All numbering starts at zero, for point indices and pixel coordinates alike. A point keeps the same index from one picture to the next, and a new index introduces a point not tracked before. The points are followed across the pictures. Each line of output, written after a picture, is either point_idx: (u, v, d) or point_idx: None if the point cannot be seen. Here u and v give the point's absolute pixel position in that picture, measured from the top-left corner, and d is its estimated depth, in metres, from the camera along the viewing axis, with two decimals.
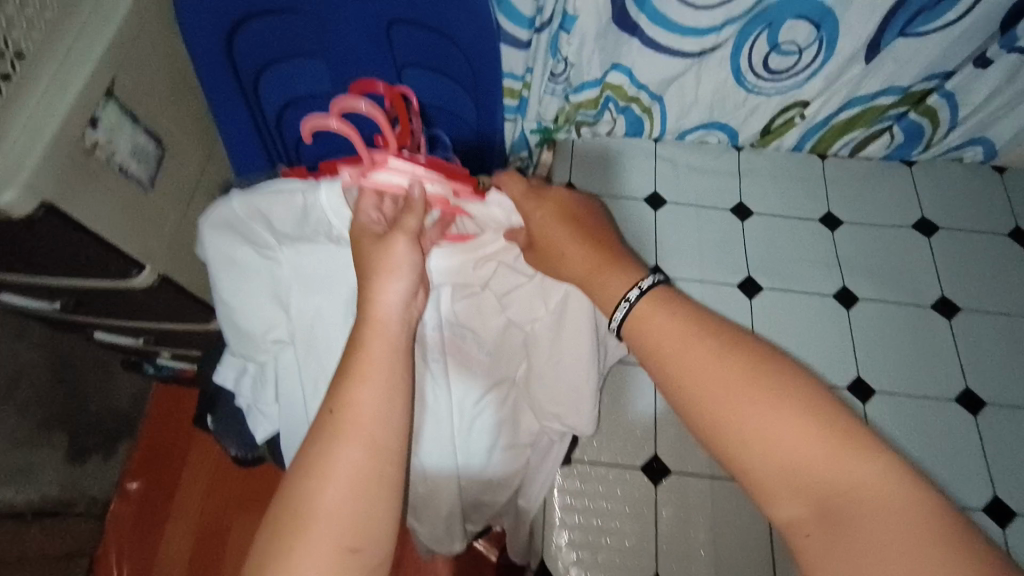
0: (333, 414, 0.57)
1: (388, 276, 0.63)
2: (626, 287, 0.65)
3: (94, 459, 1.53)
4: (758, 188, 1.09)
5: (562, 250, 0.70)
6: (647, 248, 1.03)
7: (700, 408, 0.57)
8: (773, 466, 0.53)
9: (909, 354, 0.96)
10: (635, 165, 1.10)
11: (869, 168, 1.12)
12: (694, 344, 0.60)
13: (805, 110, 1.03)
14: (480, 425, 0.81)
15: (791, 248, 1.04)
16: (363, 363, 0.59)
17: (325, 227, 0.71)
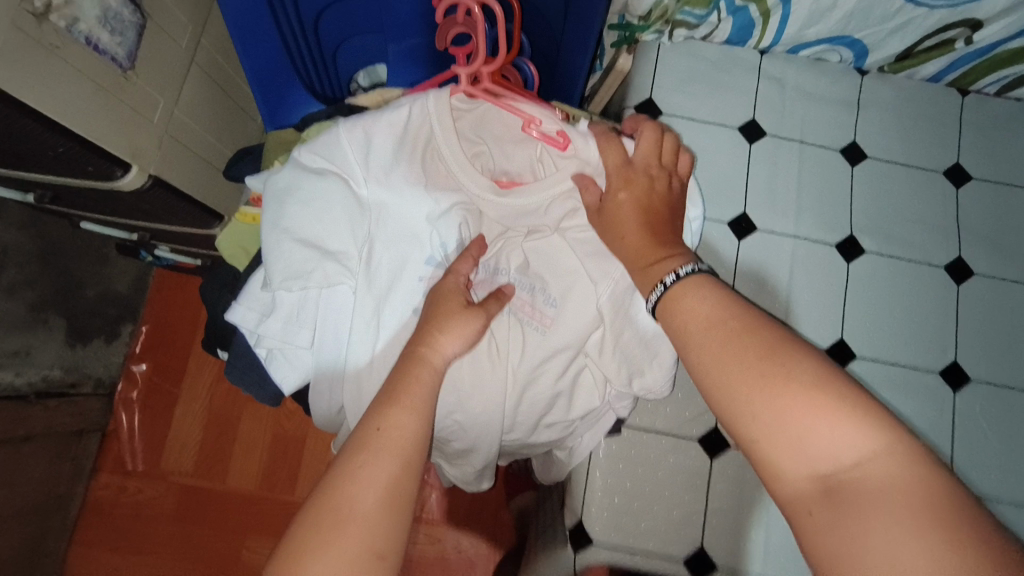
0: (379, 433, 0.53)
1: (461, 322, 0.62)
2: (674, 263, 0.59)
3: (96, 342, 1.46)
4: (878, 125, 0.90)
5: (619, 223, 0.63)
6: (736, 191, 0.86)
7: (715, 375, 0.52)
8: (768, 433, 0.48)
9: (1016, 345, 0.84)
10: (734, 81, 0.89)
11: (1017, 112, 0.91)
12: (715, 315, 0.54)
13: (972, 35, 0.80)
14: (535, 388, 0.69)
15: (905, 206, 0.87)
16: (410, 392, 0.56)
17: (423, 156, 0.66)
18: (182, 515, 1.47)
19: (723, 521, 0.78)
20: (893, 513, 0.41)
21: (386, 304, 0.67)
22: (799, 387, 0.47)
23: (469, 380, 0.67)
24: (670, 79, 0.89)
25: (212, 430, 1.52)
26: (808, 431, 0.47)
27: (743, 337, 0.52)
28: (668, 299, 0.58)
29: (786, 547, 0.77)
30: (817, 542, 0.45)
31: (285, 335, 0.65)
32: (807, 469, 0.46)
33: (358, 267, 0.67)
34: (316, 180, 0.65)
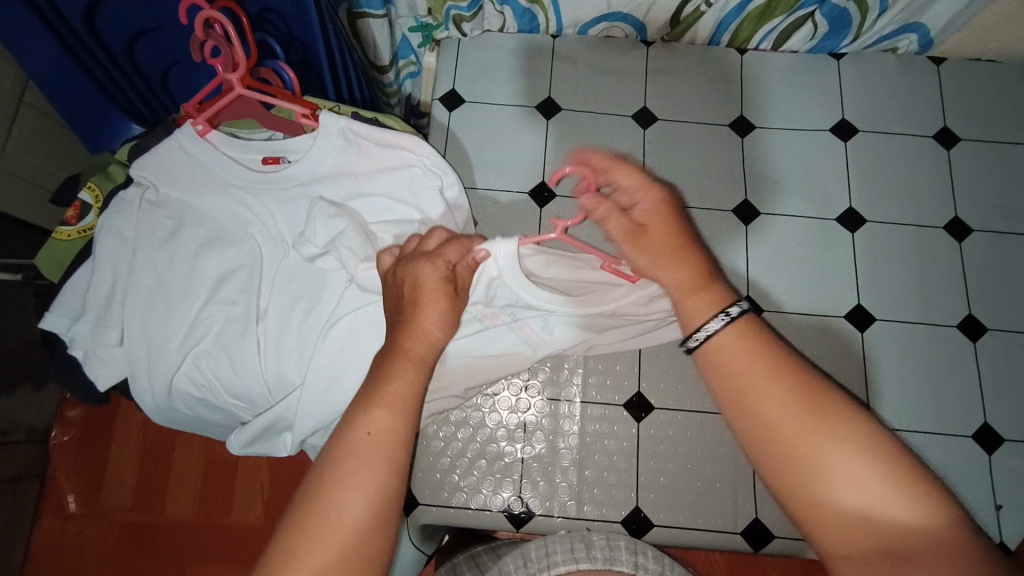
0: (368, 439, 0.51)
1: (437, 312, 0.60)
2: (708, 314, 0.55)
3: (25, 388, 1.12)
4: (666, 88, 0.98)
5: (652, 255, 0.59)
6: (537, 163, 0.94)
7: (782, 446, 0.49)
8: (801, 475, 0.48)
9: (804, 272, 0.91)
10: (530, 65, 0.98)
11: (792, 62, 1.00)
12: (780, 383, 0.51)
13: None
14: (338, 358, 0.71)
15: (693, 158, 0.95)
16: (389, 393, 0.54)
17: (376, 159, 0.75)
18: (129, 555, 1.16)
19: (540, 465, 0.83)
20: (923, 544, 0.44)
21: (188, 300, 0.74)
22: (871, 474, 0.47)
23: (270, 374, 0.73)
24: (470, 70, 0.98)
25: (146, 460, 1.21)
26: (848, 481, 0.47)
27: (791, 387, 0.50)
28: (723, 347, 0.54)
29: (598, 485, 0.82)
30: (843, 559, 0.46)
31: (93, 335, 0.72)
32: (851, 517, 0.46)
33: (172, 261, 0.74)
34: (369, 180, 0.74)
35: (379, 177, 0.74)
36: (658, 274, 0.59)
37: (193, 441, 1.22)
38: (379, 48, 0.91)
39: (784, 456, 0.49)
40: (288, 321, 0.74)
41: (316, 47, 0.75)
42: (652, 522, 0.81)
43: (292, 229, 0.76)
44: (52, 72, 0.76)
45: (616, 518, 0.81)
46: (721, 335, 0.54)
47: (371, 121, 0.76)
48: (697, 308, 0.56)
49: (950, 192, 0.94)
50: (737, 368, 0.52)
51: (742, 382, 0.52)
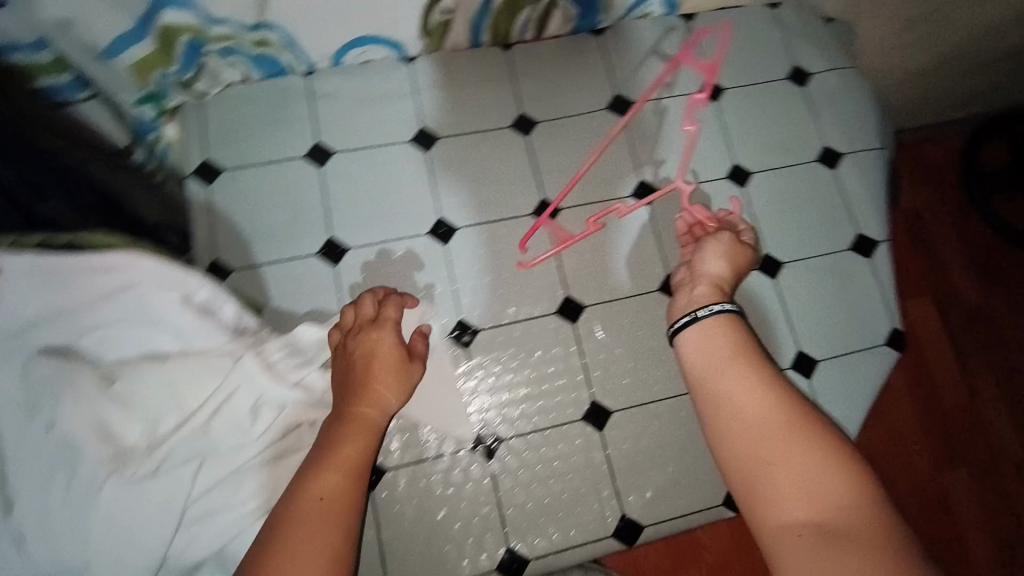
0: (320, 503, 0.52)
1: (388, 384, 0.63)
2: (707, 302, 0.63)
3: None
4: (440, 103, 0.94)
5: (724, 260, 0.68)
6: (321, 218, 0.87)
7: (745, 419, 0.53)
8: (753, 450, 0.52)
9: (615, 256, 0.91)
10: (290, 111, 0.89)
11: (556, 48, 0.98)
12: (749, 380, 0.55)
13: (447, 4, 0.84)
14: (120, 527, 0.61)
15: (483, 170, 0.92)
16: (340, 458, 0.56)
17: (91, 289, 0.61)
18: None
19: (405, 539, 0.79)
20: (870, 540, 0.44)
21: None
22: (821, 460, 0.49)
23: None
24: (222, 133, 0.87)
25: None
26: (793, 453, 0.50)
27: (755, 377, 0.55)
28: (700, 330, 0.61)
29: (466, 535, 0.80)
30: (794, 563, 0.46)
31: None
32: (799, 496, 0.49)
33: None
34: (92, 314, 0.62)
35: (100, 308, 0.63)
36: (715, 262, 0.68)
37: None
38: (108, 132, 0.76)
39: (738, 433, 0.53)
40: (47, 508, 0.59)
41: (2, 183, 0.54)
42: (527, 558, 0.81)
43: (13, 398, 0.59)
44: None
45: (491, 566, 0.80)
46: (707, 320, 0.61)
47: (64, 246, 0.59)
48: (702, 297, 0.64)
49: (726, 141, 0.97)
50: (715, 358, 0.58)
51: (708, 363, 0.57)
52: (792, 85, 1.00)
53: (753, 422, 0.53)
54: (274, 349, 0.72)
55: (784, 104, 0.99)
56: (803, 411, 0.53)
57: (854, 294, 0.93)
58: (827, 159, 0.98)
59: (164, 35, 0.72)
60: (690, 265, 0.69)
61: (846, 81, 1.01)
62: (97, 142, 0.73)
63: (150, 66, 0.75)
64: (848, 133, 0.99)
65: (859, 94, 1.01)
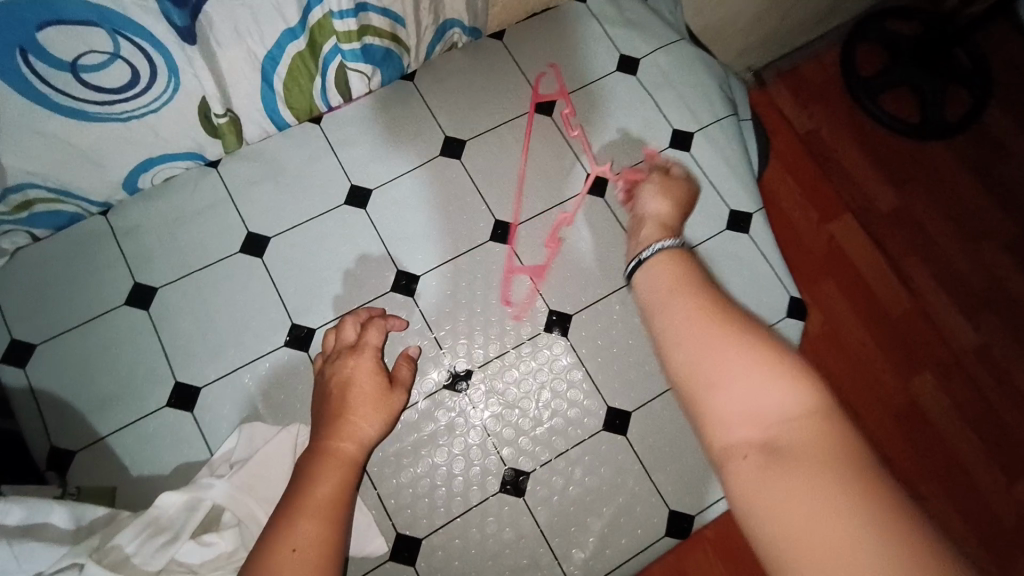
0: (293, 553, 0.43)
1: (369, 410, 0.58)
2: (651, 241, 0.47)
3: None
4: (260, 201, 0.87)
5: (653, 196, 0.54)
6: (162, 363, 0.79)
7: (678, 325, 0.39)
8: (693, 362, 0.37)
9: (491, 306, 0.84)
10: (94, 258, 0.82)
11: (369, 106, 0.92)
12: (687, 288, 0.40)
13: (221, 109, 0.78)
14: None
15: (326, 258, 0.85)
16: (314, 494, 0.49)
17: None
18: None
19: None
20: (838, 472, 0.30)
21: None
22: (778, 372, 0.35)
23: None
24: (23, 304, 0.79)
25: None
26: (739, 370, 0.35)
27: (692, 284, 0.41)
28: (648, 266, 0.44)
29: None
30: (757, 517, 0.31)
31: None
32: (758, 428, 0.34)
33: None
34: None
35: None
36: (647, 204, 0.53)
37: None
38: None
39: (673, 340, 0.38)
40: None
41: None
42: None
43: None
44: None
45: None
46: (653, 260, 0.44)
47: None
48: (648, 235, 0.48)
49: (573, 152, 0.91)
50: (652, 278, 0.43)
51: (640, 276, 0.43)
52: (624, 75, 0.95)
53: (683, 325, 0.38)
54: (125, 538, 0.62)
55: (622, 98, 0.95)
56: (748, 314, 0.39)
57: (741, 272, 0.89)
58: (679, 142, 0.93)
59: None
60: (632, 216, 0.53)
61: (677, 57, 0.98)
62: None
63: None
64: (693, 109, 0.95)
65: (693, 65, 0.98)
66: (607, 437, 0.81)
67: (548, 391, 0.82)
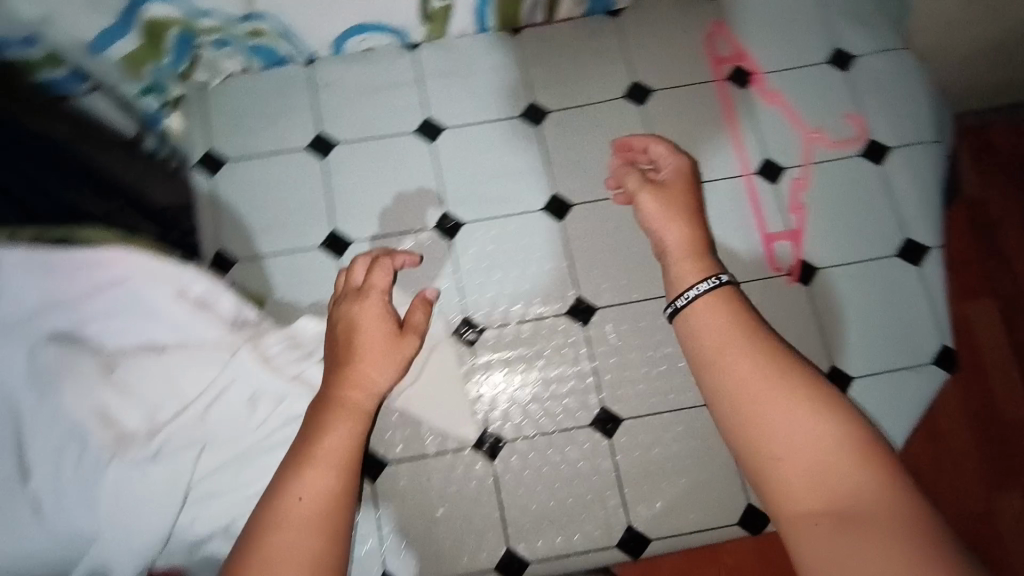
0: (301, 502, 0.51)
1: (383, 363, 0.62)
2: (694, 282, 0.57)
3: None
4: (445, 93, 0.90)
5: (665, 202, 0.63)
6: (325, 209, 0.85)
7: (740, 396, 0.49)
8: (755, 430, 0.48)
9: (634, 253, 0.85)
10: (289, 101, 0.88)
11: (569, 32, 0.93)
12: (751, 358, 0.50)
13: None
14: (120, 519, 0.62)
15: (487, 163, 0.88)
16: (322, 448, 0.54)
17: (88, 277, 0.61)
18: None
19: (398, 538, 0.76)
20: (885, 526, 0.40)
21: None
22: (830, 437, 0.45)
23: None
24: (224, 122, 0.87)
25: None
26: (800, 435, 0.46)
27: (755, 348, 0.51)
28: (696, 321, 0.54)
29: (462, 537, 0.76)
30: (812, 559, 0.43)
31: None
32: (809, 485, 0.44)
33: None
34: (88, 302, 0.63)
35: (96, 297, 0.63)
36: (658, 227, 0.62)
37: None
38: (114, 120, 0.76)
39: (738, 409, 0.49)
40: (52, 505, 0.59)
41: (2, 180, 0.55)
42: (527, 561, 0.76)
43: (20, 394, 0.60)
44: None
45: (489, 565, 0.75)
46: (702, 308, 0.54)
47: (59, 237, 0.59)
48: (686, 270, 0.58)
49: (755, 131, 0.89)
50: (716, 338, 0.52)
51: (703, 338, 0.53)
52: (833, 69, 0.91)
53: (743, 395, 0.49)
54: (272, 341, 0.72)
55: (823, 91, 0.90)
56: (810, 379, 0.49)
57: (896, 301, 0.84)
58: (872, 153, 0.88)
59: (151, 29, 0.73)
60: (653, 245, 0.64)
61: (896, 66, 0.91)
62: (104, 131, 0.73)
63: (142, 60, 0.76)
64: (898, 123, 0.89)
65: (911, 78, 0.91)
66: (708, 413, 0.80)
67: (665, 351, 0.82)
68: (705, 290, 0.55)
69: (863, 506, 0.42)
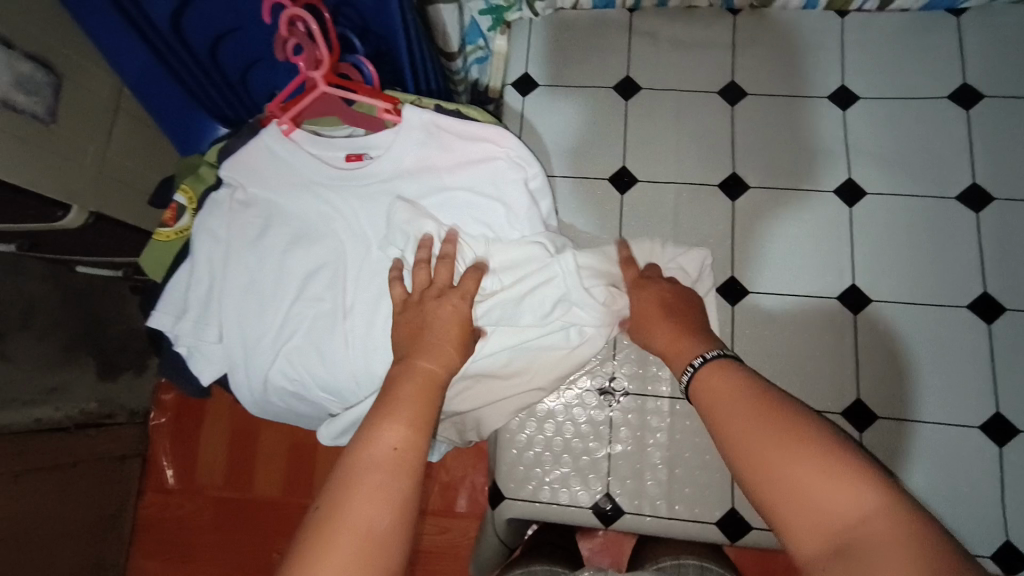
0: (395, 452, 0.57)
1: (453, 349, 0.67)
2: (692, 356, 0.66)
3: (126, 375, 1.14)
4: (757, 61, 0.91)
5: (646, 325, 0.73)
6: (619, 146, 0.90)
7: (748, 452, 0.55)
8: (766, 480, 0.53)
9: (936, 255, 0.83)
10: (605, 42, 0.93)
11: (900, 23, 0.90)
12: (757, 416, 0.56)
13: None
14: None
15: (784, 137, 0.88)
16: (398, 405, 0.60)
17: (468, 155, 0.75)
18: (227, 527, 1.15)
19: (629, 463, 0.84)
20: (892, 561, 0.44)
21: (278, 298, 0.78)
22: (841, 483, 0.49)
23: (344, 375, 0.77)
24: (543, 51, 0.94)
25: (235, 463, 1.17)
26: (810, 487, 0.50)
27: (755, 410, 0.57)
28: (707, 387, 0.63)
29: (693, 486, 0.83)
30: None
31: (194, 333, 0.78)
32: (824, 525, 0.49)
33: (245, 287, 0.78)
34: (449, 173, 0.75)
35: (459, 171, 0.75)
36: (648, 337, 0.72)
37: (160, 429, 1.20)
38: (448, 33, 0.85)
39: (749, 463, 0.54)
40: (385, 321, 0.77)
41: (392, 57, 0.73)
42: (751, 525, 0.82)
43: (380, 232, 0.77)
44: (119, 44, 0.75)
45: (710, 519, 0.82)
46: (705, 380, 0.63)
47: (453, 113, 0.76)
48: (684, 351, 0.68)
49: None
50: (719, 403, 0.60)
51: (711, 405, 0.61)
52: None
53: (751, 453, 0.55)
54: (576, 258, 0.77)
55: None
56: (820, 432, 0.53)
57: None
58: None
59: None
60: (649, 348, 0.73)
61: None
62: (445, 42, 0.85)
63: None
64: None
65: None
66: (979, 438, 0.79)
67: (949, 357, 0.81)
68: (703, 363, 0.65)
69: (862, 526, 0.47)
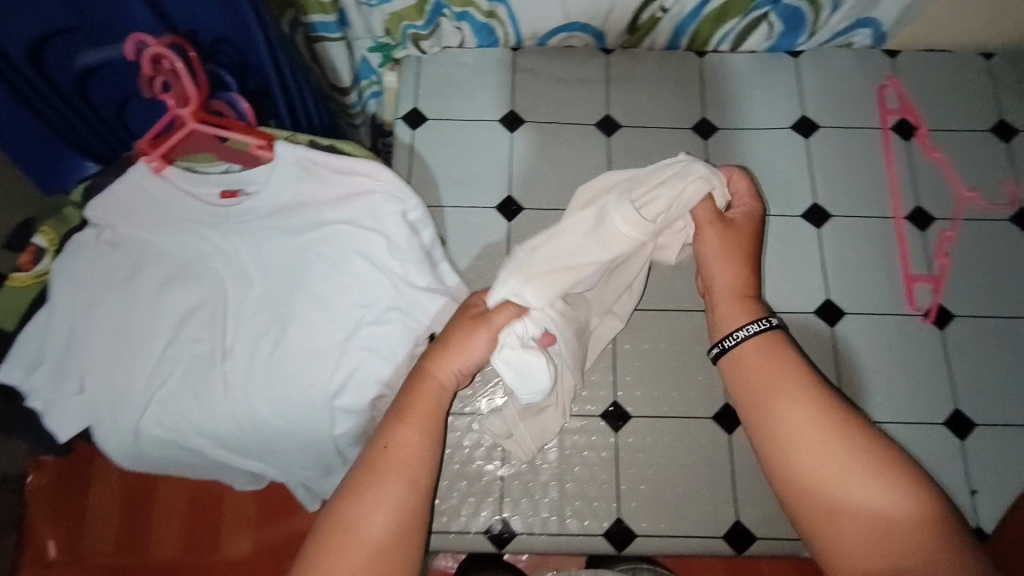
0: (385, 452, 0.56)
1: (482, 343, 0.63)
2: (743, 324, 0.62)
3: None
4: (629, 96, 0.98)
5: (717, 250, 0.65)
6: (504, 175, 0.95)
7: (798, 449, 0.55)
8: (816, 481, 0.54)
9: (787, 268, 0.92)
10: (490, 77, 0.98)
11: (750, 62, 1.01)
12: (811, 412, 0.56)
13: (666, 3, 0.91)
14: (298, 383, 0.75)
15: (655, 165, 0.96)
16: (410, 410, 0.58)
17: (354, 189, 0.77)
18: None
19: (521, 483, 0.86)
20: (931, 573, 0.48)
21: (151, 342, 0.75)
22: (891, 496, 0.52)
23: (223, 419, 0.74)
24: (430, 86, 0.98)
25: None
26: (859, 497, 0.53)
27: (811, 406, 0.56)
28: (747, 362, 0.60)
29: (581, 499, 0.86)
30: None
31: (52, 384, 0.72)
32: (867, 531, 0.52)
33: (112, 332, 0.74)
34: (330, 207, 0.76)
35: (339, 205, 0.77)
36: (714, 265, 0.65)
37: None
38: (338, 69, 0.91)
39: (797, 462, 0.55)
40: (268, 356, 0.75)
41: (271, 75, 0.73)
42: (634, 533, 0.85)
43: (258, 266, 0.77)
44: None
45: (599, 530, 0.85)
46: (746, 357, 0.61)
47: (328, 148, 0.77)
48: (733, 313, 0.63)
49: (911, 183, 0.96)
50: (764, 384, 0.59)
51: (754, 387, 0.59)
52: (997, 138, 0.98)
53: (806, 454, 0.55)
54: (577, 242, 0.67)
55: (983, 158, 0.97)
56: (870, 438, 0.55)
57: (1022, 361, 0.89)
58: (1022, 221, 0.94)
59: None
60: (705, 281, 0.67)
61: None
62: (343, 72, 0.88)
63: (404, 17, 0.89)
64: None
65: None
66: None
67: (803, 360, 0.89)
68: (753, 332, 0.61)
69: (914, 534, 0.50)
